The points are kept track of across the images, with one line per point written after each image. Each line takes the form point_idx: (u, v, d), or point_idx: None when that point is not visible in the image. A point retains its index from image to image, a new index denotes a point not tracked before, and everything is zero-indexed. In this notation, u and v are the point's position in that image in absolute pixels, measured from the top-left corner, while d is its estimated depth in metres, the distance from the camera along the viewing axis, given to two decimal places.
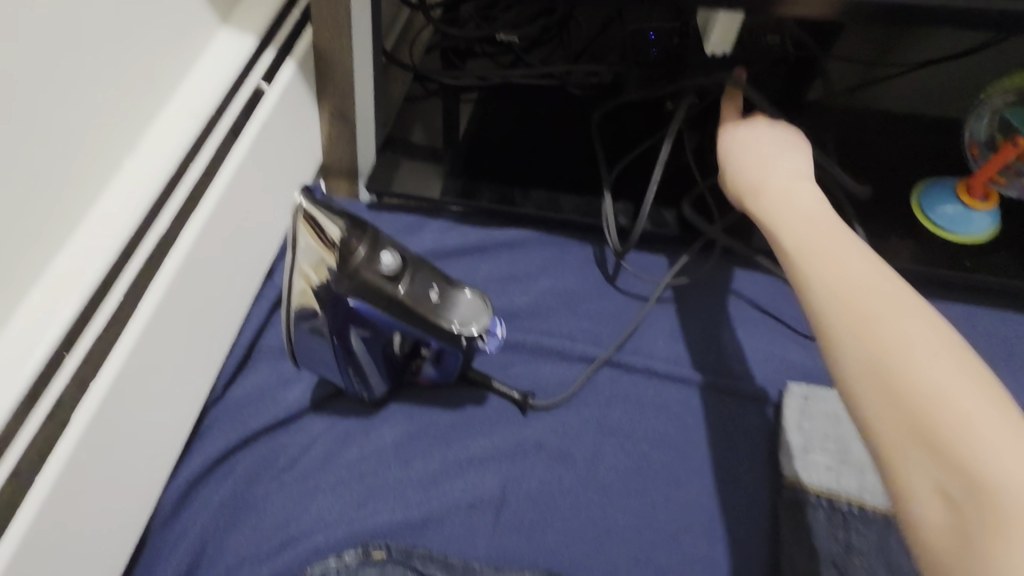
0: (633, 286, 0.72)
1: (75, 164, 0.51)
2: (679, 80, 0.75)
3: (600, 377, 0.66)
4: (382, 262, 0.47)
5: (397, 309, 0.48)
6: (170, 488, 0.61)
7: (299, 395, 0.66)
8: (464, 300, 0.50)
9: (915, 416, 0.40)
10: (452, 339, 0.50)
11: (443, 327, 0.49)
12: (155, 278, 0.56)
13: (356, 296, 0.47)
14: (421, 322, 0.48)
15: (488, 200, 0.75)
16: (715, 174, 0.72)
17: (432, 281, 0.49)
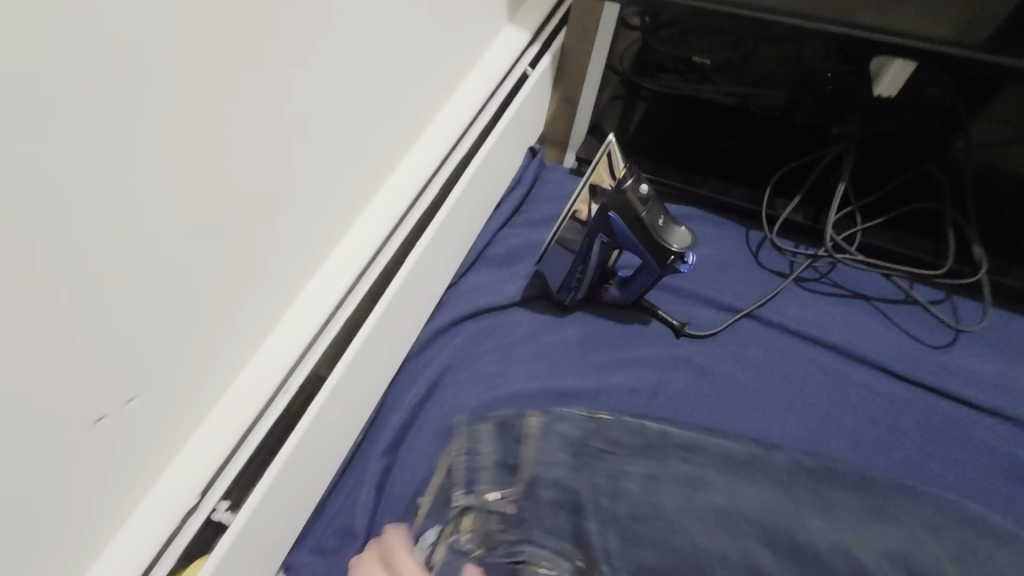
0: (772, 262, 0.89)
1: (432, 91, 0.77)
2: (844, 113, 0.93)
3: (740, 324, 0.85)
4: (641, 191, 0.70)
5: (639, 225, 0.70)
6: (425, 330, 0.88)
7: (513, 291, 0.91)
8: (679, 232, 0.72)
9: None
10: (661, 258, 0.72)
11: (661, 246, 0.71)
12: (457, 182, 0.84)
13: (616, 209, 0.70)
14: (651, 237, 0.71)
15: (670, 178, 0.96)
16: (866, 190, 0.88)
17: (663, 213, 0.72)
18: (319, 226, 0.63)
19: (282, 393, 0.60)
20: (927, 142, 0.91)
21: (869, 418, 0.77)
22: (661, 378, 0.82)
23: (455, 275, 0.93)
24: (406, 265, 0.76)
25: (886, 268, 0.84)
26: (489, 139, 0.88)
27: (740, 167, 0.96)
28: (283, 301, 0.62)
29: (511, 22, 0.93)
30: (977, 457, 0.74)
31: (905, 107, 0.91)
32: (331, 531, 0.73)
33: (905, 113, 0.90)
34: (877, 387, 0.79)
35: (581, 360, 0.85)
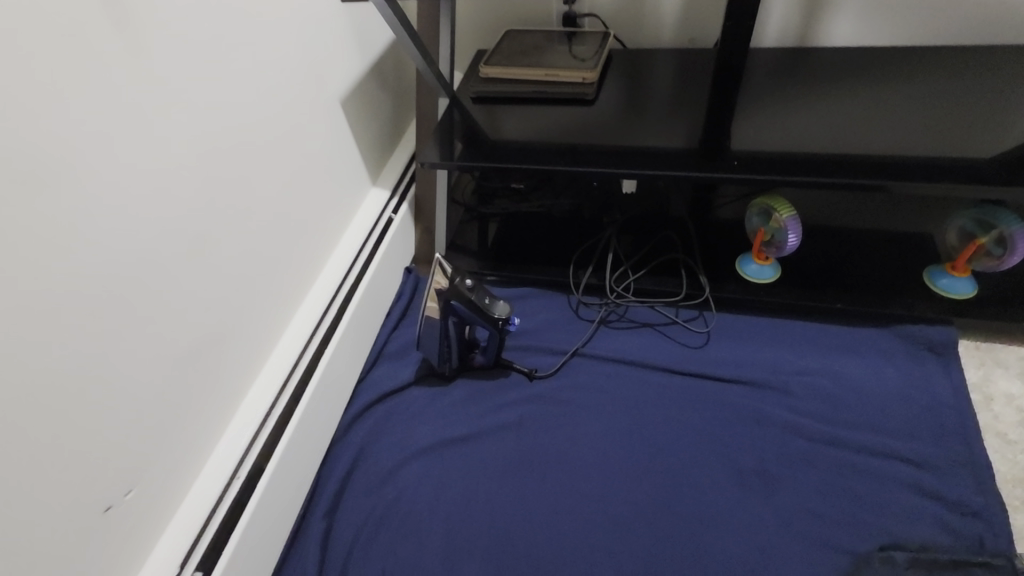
0: (587, 314, 1.26)
1: (319, 247, 1.13)
2: (612, 205, 1.42)
3: (572, 361, 1.19)
4: (466, 282, 1.06)
5: (472, 304, 1.06)
6: (343, 421, 1.14)
7: (407, 374, 1.21)
8: (501, 305, 1.09)
9: None
10: (492, 323, 1.08)
11: (489, 315, 1.07)
12: (350, 305, 1.17)
13: (454, 297, 1.05)
14: (483, 311, 1.06)
15: (508, 270, 1.35)
16: (632, 255, 1.31)
17: (485, 295, 1.08)
18: (246, 358, 0.95)
19: (235, 478, 0.88)
20: (664, 211, 1.38)
21: (665, 406, 1.10)
22: (520, 413, 1.13)
23: (363, 372, 1.22)
24: (316, 374, 1.05)
25: (653, 302, 1.25)
26: (369, 272, 1.23)
27: (554, 252, 1.37)
28: (226, 414, 0.91)
29: (375, 188, 1.34)
30: (738, 412, 1.07)
31: (647, 195, 1.42)
32: None
33: (645, 203, 1.41)
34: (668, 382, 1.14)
35: (466, 413, 1.14)
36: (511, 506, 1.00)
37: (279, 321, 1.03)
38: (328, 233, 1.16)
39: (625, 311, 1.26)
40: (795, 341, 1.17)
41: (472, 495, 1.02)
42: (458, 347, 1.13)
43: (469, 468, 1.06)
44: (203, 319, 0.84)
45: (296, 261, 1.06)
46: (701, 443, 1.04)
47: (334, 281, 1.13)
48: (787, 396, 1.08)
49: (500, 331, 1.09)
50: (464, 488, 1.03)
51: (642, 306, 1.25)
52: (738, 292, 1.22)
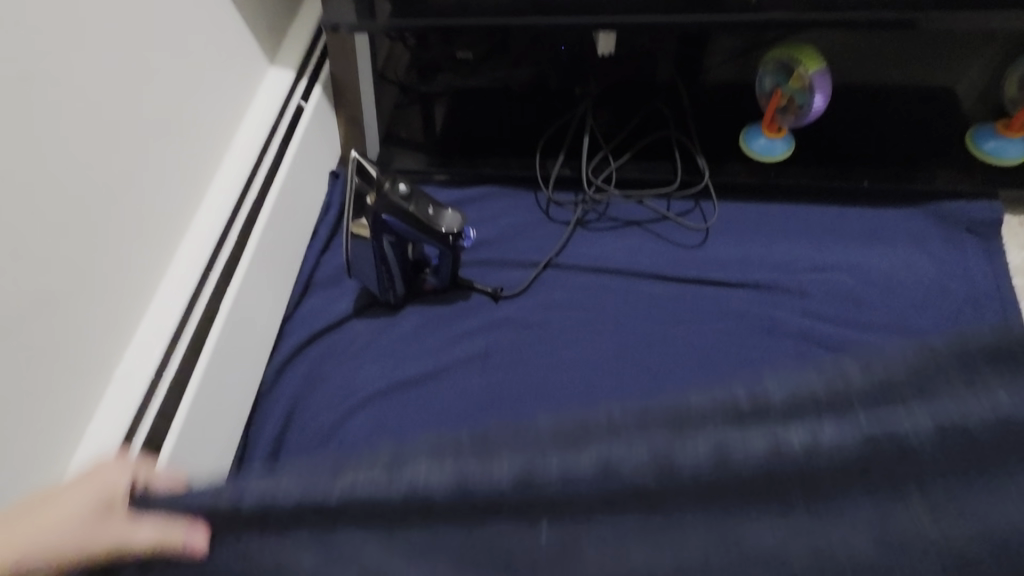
0: (560, 215, 1.03)
1: (199, 149, 0.81)
2: (585, 73, 1.12)
3: (545, 274, 0.98)
4: (400, 189, 0.80)
5: (412, 217, 0.80)
6: (268, 371, 0.92)
7: (345, 306, 0.99)
8: (451, 215, 0.83)
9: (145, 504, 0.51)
10: (442, 240, 0.84)
11: (436, 230, 0.82)
12: (255, 227, 0.87)
13: (387, 210, 0.80)
14: (427, 226, 0.81)
15: (460, 166, 1.08)
16: (612, 136, 1.05)
17: (428, 203, 0.83)
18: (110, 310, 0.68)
19: None
20: (649, 79, 1.11)
21: (659, 323, 0.92)
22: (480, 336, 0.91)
23: (289, 307, 0.99)
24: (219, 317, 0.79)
25: (638, 196, 1.02)
26: (280, 176, 0.93)
27: (516, 139, 1.10)
28: (94, 389, 0.66)
29: (274, 64, 0.98)
30: (743, 322, 0.90)
31: (630, 56, 1.11)
32: None
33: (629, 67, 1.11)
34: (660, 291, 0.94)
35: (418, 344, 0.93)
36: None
37: (157, 252, 0.74)
38: (213, 123, 0.83)
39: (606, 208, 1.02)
40: (809, 231, 0.98)
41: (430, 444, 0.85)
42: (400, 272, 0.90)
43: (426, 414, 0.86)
44: (17, 271, 0.56)
45: (162, 171, 0.74)
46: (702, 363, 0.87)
47: (232, 189, 0.83)
48: (800, 299, 0.91)
49: (453, 248, 0.85)
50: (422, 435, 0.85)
51: (626, 202, 1.02)
52: (742, 176, 0.99)
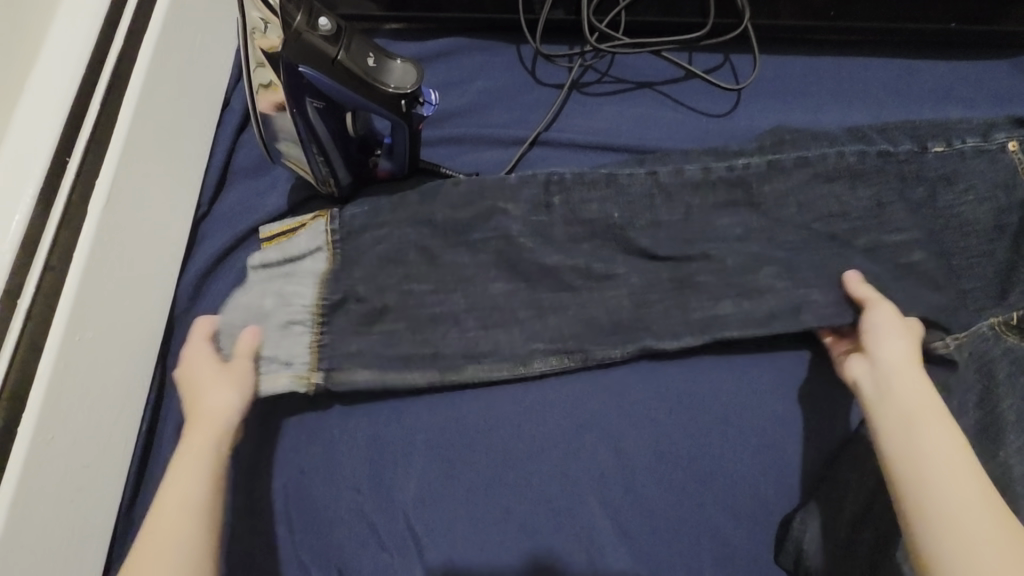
0: (549, 74, 0.80)
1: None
2: None
3: (532, 155, 0.77)
4: (321, 25, 0.55)
5: (340, 71, 0.56)
6: (183, 285, 0.73)
7: (276, 201, 0.77)
8: (399, 67, 0.58)
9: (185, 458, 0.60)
10: (391, 104, 0.59)
11: (382, 91, 0.58)
12: (126, 92, 0.64)
13: (302, 60, 0.55)
14: (364, 84, 0.57)
15: (416, 9, 0.80)
16: None
17: (367, 50, 0.57)
18: None
19: None
20: None
21: (684, 208, 0.71)
22: (447, 233, 0.70)
23: (203, 203, 0.77)
24: (89, 222, 0.59)
25: (655, 45, 0.77)
26: (155, 23, 0.67)
27: None
28: None
29: None
30: (786, 207, 0.71)
31: None
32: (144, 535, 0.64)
33: None
34: (689, 172, 0.71)
35: (370, 240, 0.70)
36: (461, 376, 0.67)
37: None
38: None
39: (610, 66, 0.79)
40: (871, 91, 0.76)
41: (392, 371, 0.67)
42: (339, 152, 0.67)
43: (388, 333, 0.68)
44: None
45: None
46: (734, 258, 0.69)
47: (81, 56, 0.62)
48: (862, 174, 0.71)
49: (405, 118, 0.62)
50: (383, 359, 0.67)
51: (637, 56, 0.78)
52: (791, 17, 0.75)
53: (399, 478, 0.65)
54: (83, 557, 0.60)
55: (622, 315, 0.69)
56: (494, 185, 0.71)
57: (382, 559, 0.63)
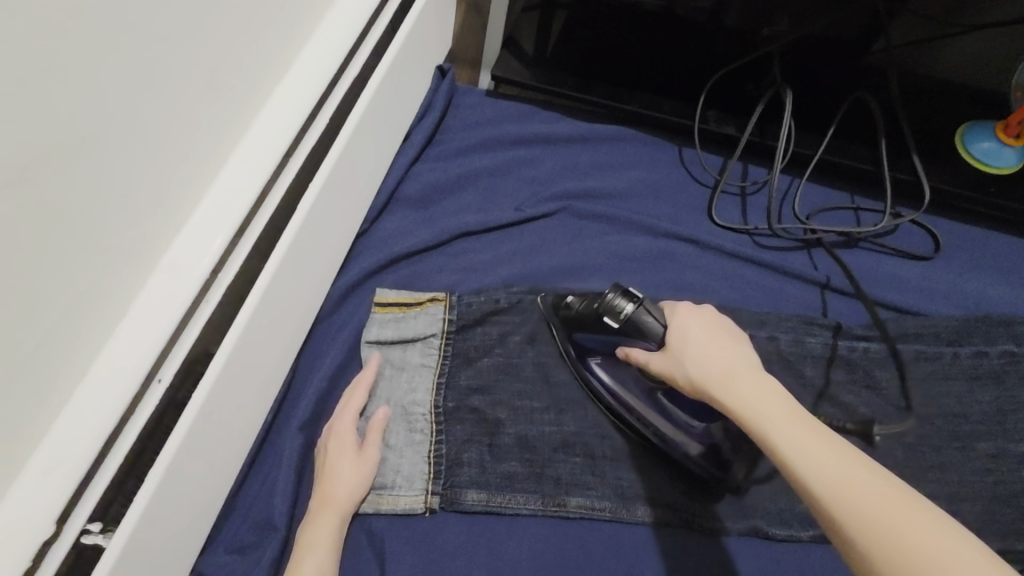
0: (700, 176, 0.86)
1: (302, 10, 0.67)
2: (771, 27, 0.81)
3: (677, 249, 0.81)
4: (573, 300, 0.70)
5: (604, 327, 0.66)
6: (333, 290, 0.78)
7: (433, 233, 0.82)
8: (654, 310, 0.62)
9: (329, 471, 0.66)
10: (638, 330, 0.61)
11: (622, 325, 0.63)
12: (349, 117, 0.72)
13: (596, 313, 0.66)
14: (607, 322, 0.64)
15: (599, 96, 0.90)
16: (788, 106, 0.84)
17: (611, 313, 0.64)
18: (169, 182, 0.55)
19: (154, 383, 0.55)
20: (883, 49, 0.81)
21: (813, 351, 0.74)
22: (572, 334, 0.75)
23: (366, 220, 0.82)
24: (292, 223, 0.66)
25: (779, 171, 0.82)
26: (382, 64, 0.76)
27: (670, 74, 0.89)
28: (134, 280, 0.54)
29: None
30: (919, 359, 0.73)
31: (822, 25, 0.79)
32: (246, 526, 0.66)
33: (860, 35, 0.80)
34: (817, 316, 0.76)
35: (483, 338, 0.75)
36: (565, 506, 0.67)
37: (229, 127, 0.61)
38: None
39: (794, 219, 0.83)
40: (1000, 266, 0.81)
41: (499, 485, 0.68)
42: (582, 334, 0.70)
43: (512, 408, 0.72)
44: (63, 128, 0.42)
45: (264, 24, 0.61)
46: (861, 410, 0.71)
47: (326, 73, 0.69)
48: (991, 343, 0.73)
49: (632, 334, 0.62)
50: (486, 470, 0.69)
51: (811, 188, 0.86)
52: (938, 180, 0.83)
53: (505, 543, 0.66)
54: (194, 533, 0.62)
55: None
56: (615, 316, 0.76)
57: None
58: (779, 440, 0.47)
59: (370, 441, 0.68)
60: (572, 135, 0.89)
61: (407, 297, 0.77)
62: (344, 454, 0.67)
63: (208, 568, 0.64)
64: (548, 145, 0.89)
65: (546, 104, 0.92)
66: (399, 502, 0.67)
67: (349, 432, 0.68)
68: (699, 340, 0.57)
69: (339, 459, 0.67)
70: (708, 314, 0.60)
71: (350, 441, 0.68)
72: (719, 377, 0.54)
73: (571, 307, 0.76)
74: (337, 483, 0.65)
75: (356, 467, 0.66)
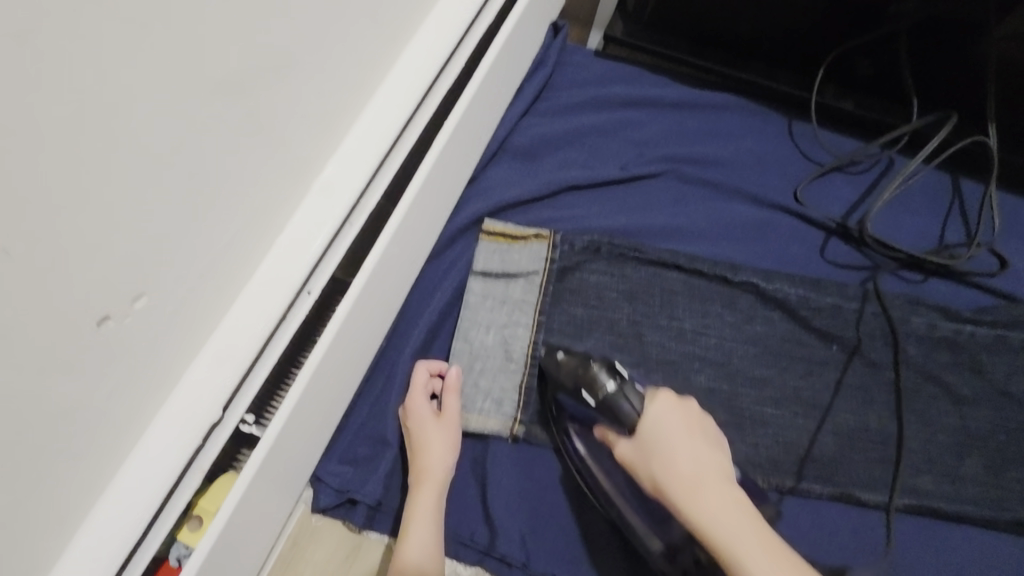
0: (810, 150, 0.86)
1: None
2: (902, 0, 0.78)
3: (781, 221, 0.82)
4: (557, 358, 0.68)
5: (580, 398, 0.63)
6: (445, 231, 0.80)
7: (541, 184, 0.84)
8: (634, 391, 0.58)
9: (417, 450, 0.66)
10: (608, 408, 0.59)
11: (598, 403, 0.59)
12: (481, 64, 0.75)
13: (567, 387, 0.64)
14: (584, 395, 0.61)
15: (713, 62, 0.90)
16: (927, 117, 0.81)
17: (603, 373, 0.60)
18: (330, 109, 0.59)
19: (304, 294, 0.59)
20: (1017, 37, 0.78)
21: (917, 332, 0.73)
22: (671, 291, 0.78)
23: (477, 168, 0.84)
24: (427, 159, 0.69)
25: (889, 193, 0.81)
26: (512, 14, 0.78)
27: (784, 46, 0.88)
28: (294, 197, 0.59)
29: None
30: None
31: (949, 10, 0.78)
32: (359, 440, 0.70)
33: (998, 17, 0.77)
34: (923, 301, 0.75)
35: (580, 283, 0.78)
36: None
37: (378, 64, 0.64)
38: None
39: (898, 198, 0.82)
40: None
41: None
42: (567, 395, 0.65)
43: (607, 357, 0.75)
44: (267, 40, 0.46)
45: None
46: (962, 391, 0.71)
47: (459, 24, 0.72)
48: None
49: (605, 414, 0.59)
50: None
51: (929, 174, 0.83)
52: None
53: None
54: (318, 440, 0.67)
55: (835, 400, 0.71)
56: (717, 281, 0.78)
57: (576, 550, 0.66)
58: (710, 521, 0.48)
59: (453, 417, 0.68)
60: (680, 101, 0.89)
61: (517, 230, 0.81)
62: (430, 430, 0.67)
63: (325, 475, 0.68)
64: (654, 110, 0.90)
65: (655, 69, 0.93)
66: (488, 424, 0.70)
67: (428, 413, 0.68)
68: (693, 463, 0.52)
69: (424, 435, 0.67)
70: (685, 407, 0.56)
71: (432, 420, 0.67)
72: (704, 487, 0.50)
73: (672, 266, 0.79)
74: (432, 458, 0.66)
75: (445, 441, 0.67)
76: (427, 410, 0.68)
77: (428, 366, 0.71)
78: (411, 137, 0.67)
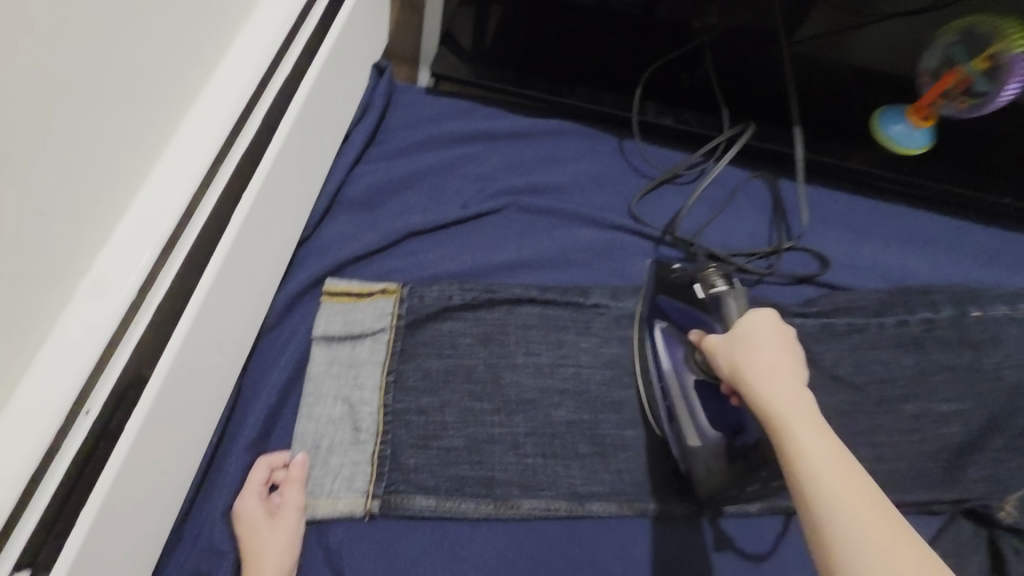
0: (641, 165, 0.89)
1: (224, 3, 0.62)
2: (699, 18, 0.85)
3: (624, 239, 0.83)
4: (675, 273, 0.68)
5: (688, 297, 0.65)
6: (278, 299, 0.75)
7: (378, 235, 0.80)
8: (739, 298, 0.61)
9: (251, 558, 0.61)
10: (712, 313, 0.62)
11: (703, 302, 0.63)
12: (283, 120, 0.69)
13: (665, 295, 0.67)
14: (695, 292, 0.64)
15: (539, 90, 0.90)
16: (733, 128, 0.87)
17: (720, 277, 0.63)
18: (86, 195, 0.50)
19: (80, 416, 0.50)
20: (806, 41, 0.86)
21: None
22: (527, 326, 0.76)
23: (308, 227, 0.79)
24: (229, 229, 0.63)
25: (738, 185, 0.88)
26: (317, 62, 0.73)
27: (607, 70, 0.90)
28: (54, 305, 0.50)
29: None
30: (851, 332, 0.77)
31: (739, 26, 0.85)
32: (195, 554, 0.63)
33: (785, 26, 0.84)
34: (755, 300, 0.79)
35: (434, 334, 0.75)
36: (518, 509, 0.67)
37: (150, 133, 0.56)
38: None
39: (724, 202, 0.86)
40: (916, 240, 0.87)
41: (451, 491, 0.68)
42: (665, 295, 0.68)
43: (465, 408, 0.72)
44: None
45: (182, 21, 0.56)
46: None
47: (256, 71, 0.64)
48: (912, 311, 0.78)
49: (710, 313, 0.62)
50: (437, 475, 0.68)
51: (750, 179, 0.88)
52: (859, 162, 0.88)
53: (467, 544, 0.66)
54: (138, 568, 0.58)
55: None
56: (567, 312, 0.77)
57: None
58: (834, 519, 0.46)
59: (290, 515, 0.64)
60: (515, 131, 0.89)
61: (359, 286, 0.77)
62: (264, 534, 0.62)
63: None
64: (491, 142, 0.89)
65: (489, 103, 0.92)
66: (338, 505, 0.66)
67: (261, 514, 0.63)
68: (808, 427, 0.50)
69: (258, 541, 0.62)
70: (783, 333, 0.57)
71: (266, 522, 0.63)
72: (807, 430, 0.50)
73: (528, 299, 0.77)
74: (265, 564, 0.61)
75: (281, 542, 0.62)
76: (261, 512, 0.63)
77: (266, 461, 0.67)
78: (207, 211, 0.60)
